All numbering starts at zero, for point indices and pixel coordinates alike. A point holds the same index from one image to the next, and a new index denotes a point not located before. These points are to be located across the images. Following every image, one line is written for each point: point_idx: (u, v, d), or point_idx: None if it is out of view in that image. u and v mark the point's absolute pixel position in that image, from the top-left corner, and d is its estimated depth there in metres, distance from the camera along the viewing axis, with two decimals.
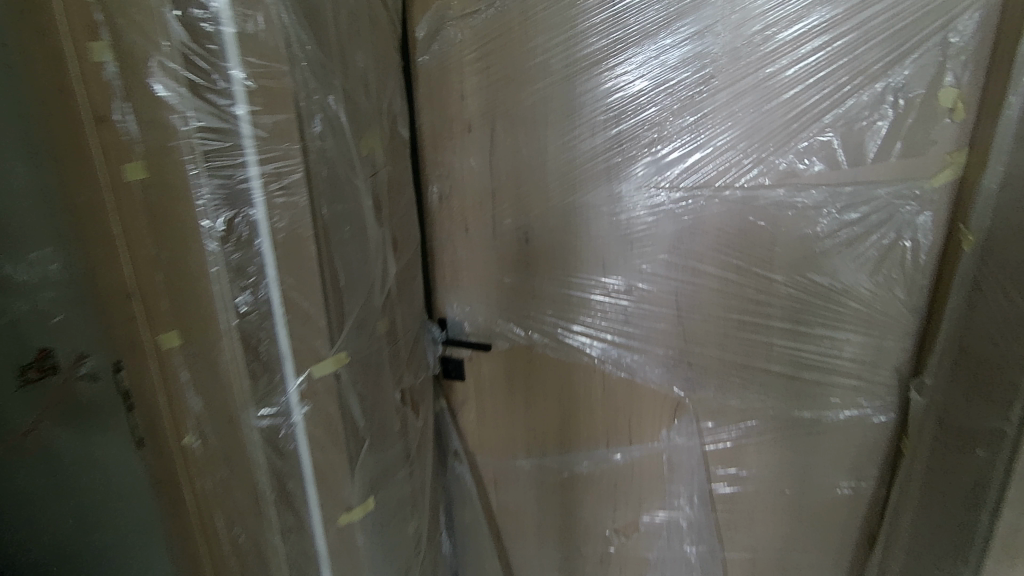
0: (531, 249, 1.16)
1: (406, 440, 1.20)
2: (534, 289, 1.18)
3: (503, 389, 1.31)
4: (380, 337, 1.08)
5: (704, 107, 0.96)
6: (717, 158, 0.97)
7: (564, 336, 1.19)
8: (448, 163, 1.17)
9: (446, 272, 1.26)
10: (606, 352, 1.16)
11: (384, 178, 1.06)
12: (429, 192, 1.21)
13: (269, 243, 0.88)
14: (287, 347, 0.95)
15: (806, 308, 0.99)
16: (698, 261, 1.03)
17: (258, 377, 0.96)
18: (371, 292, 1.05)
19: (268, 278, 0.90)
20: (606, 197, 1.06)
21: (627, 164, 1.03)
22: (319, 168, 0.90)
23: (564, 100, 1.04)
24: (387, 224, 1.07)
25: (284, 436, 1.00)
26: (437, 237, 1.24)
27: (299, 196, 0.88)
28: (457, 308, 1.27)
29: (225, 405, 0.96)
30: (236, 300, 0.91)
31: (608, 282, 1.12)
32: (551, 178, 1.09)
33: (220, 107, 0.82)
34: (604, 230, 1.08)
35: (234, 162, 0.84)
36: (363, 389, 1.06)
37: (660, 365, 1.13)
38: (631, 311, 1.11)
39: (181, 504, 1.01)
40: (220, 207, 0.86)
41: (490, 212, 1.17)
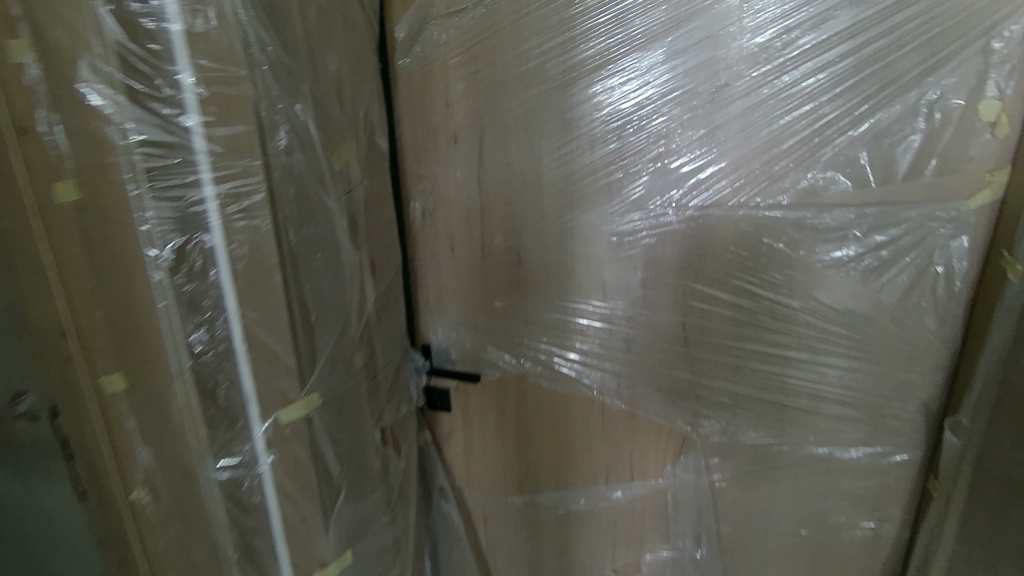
0: (524, 272, 1.06)
1: (388, 483, 1.09)
2: (527, 314, 1.08)
3: (493, 422, 1.21)
4: (357, 373, 0.97)
5: (717, 117, 0.87)
6: (731, 174, 0.89)
7: (561, 366, 1.09)
8: (431, 176, 1.07)
9: (430, 296, 1.15)
10: (606, 382, 1.07)
11: (361, 195, 0.95)
12: (410, 208, 1.10)
13: (228, 273, 0.77)
14: (250, 390, 0.83)
15: (824, 338, 0.92)
16: (707, 287, 0.95)
17: (216, 426, 0.84)
18: (349, 323, 0.93)
19: (228, 312, 0.79)
20: (607, 216, 0.97)
21: (630, 180, 0.94)
22: (285, 186, 0.78)
23: (561, 109, 0.95)
24: (364, 247, 0.96)
25: (248, 488, 0.88)
26: (419, 257, 1.13)
27: (262, 219, 0.76)
28: (442, 335, 1.17)
29: (182, 456, 0.84)
30: (189, 338, 0.79)
31: (608, 308, 1.02)
32: (546, 194, 1.00)
33: (164, 117, 0.70)
34: (604, 252, 0.99)
35: (184, 181, 0.72)
36: (338, 432, 0.95)
37: (665, 398, 1.04)
38: (634, 338, 1.02)
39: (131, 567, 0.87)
40: (168, 234, 0.74)
41: (478, 231, 1.07)
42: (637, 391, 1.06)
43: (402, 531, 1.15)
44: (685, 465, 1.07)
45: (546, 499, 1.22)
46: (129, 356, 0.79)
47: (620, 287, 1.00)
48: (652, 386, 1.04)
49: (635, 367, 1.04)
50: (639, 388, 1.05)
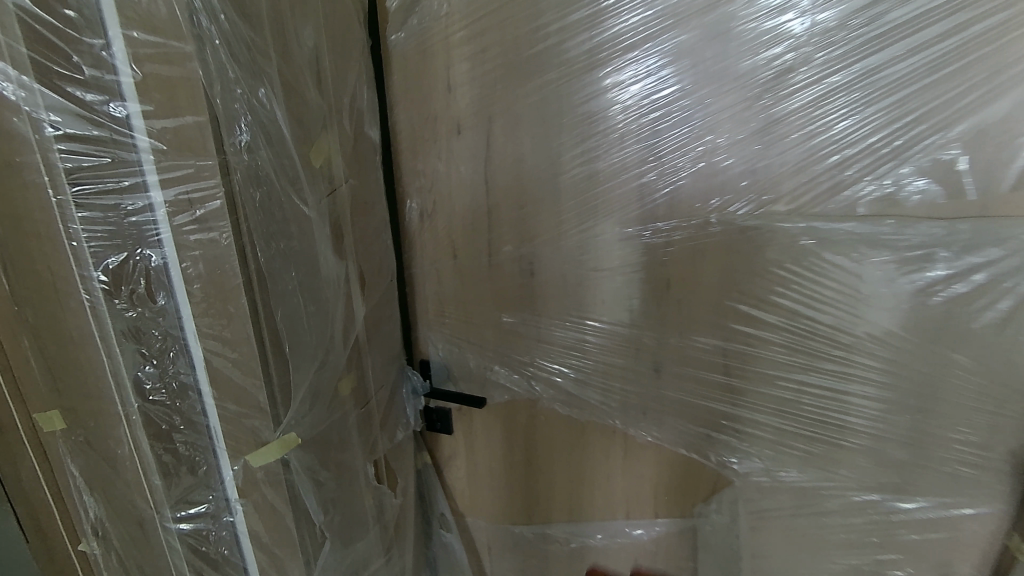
0: (537, 284, 0.92)
1: (382, 521, 0.96)
2: (539, 333, 0.95)
3: (500, 448, 1.08)
4: (344, 402, 0.84)
5: (776, 108, 0.73)
6: (791, 176, 0.75)
7: (579, 391, 0.96)
8: (430, 173, 0.92)
9: (429, 307, 1.01)
10: (630, 411, 0.94)
11: (346, 196, 0.80)
12: (406, 209, 0.96)
13: (182, 297, 0.62)
14: (214, 435, 0.69)
15: (892, 371, 0.78)
16: (751, 309, 0.82)
17: (173, 473, 0.70)
18: (334, 349, 0.79)
19: (184, 344, 0.64)
20: (638, 223, 0.83)
21: (666, 182, 0.80)
22: (249, 190, 0.63)
23: (584, 96, 0.80)
24: (351, 256, 0.82)
25: (215, 541, 0.75)
26: (417, 265, 0.99)
27: (221, 232, 0.61)
28: (442, 351, 1.03)
29: (132, 506, 0.72)
30: (137, 373, 0.65)
31: (635, 328, 0.89)
32: (565, 196, 0.85)
33: (88, 105, 0.55)
34: (632, 264, 0.85)
35: (120, 185, 0.58)
36: (322, 475, 0.80)
37: (695, 429, 0.91)
38: (662, 363, 0.89)
39: None
40: (99, 250, 0.60)
41: (484, 237, 0.93)
42: (664, 421, 0.93)
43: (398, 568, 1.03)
44: (718, 504, 0.94)
45: (558, 532, 1.09)
46: (65, 393, 0.67)
47: (649, 304, 0.87)
48: (683, 417, 0.91)
49: (663, 394, 0.91)
50: (665, 418, 0.92)
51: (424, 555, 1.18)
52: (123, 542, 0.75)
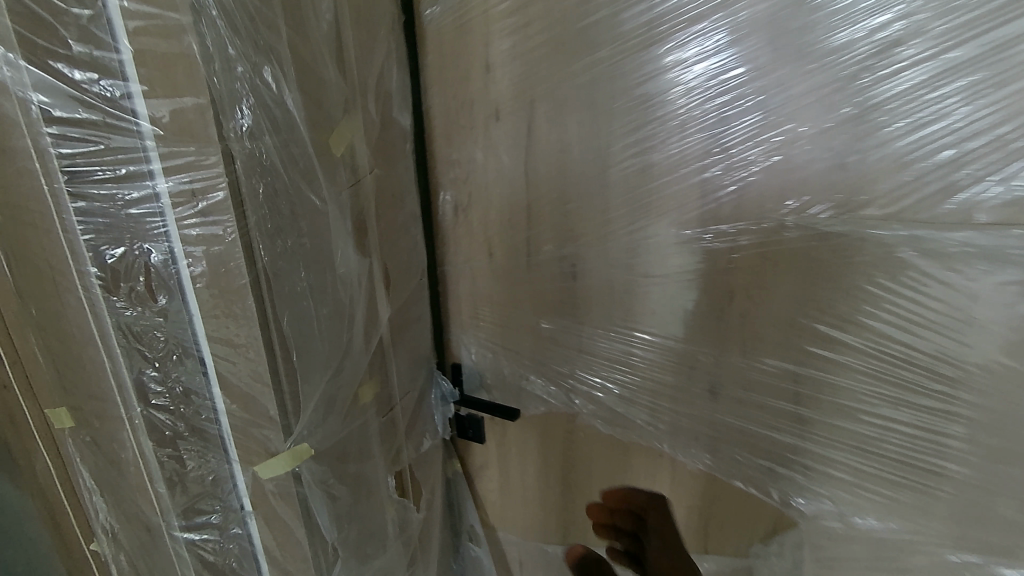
0: (580, 289, 0.83)
1: (404, 535, 0.90)
2: (580, 342, 0.85)
3: (534, 463, 0.99)
4: (363, 411, 0.77)
5: (875, 90, 0.60)
6: (889, 173, 0.62)
7: (622, 408, 0.86)
8: (466, 163, 0.84)
9: (462, 308, 0.94)
10: (680, 434, 0.84)
11: (370, 188, 0.73)
12: (441, 202, 0.88)
13: (185, 298, 0.57)
14: (223, 444, 0.64)
15: (1005, 415, 0.64)
16: (831, 329, 0.70)
17: (179, 482, 0.66)
18: (351, 356, 0.72)
19: (192, 347, 0.59)
20: (697, 225, 0.72)
21: (733, 178, 0.68)
22: (260, 182, 0.57)
23: (640, 77, 0.70)
24: (375, 253, 0.75)
25: (225, 551, 0.71)
26: (450, 262, 0.92)
27: (224, 225, 0.55)
28: (475, 355, 0.96)
29: (139, 511, 0.68)
30: (141, 375, 0.60)
31: (688, 344, 0.78)
32: (614, 191, 0.76)
33: (77, 84, 0.50)
34: (689, 271, 0.75)
35: (115, 172, 0.53)
36: (337, 488, 0.74)
37: (753, 460, 0.80)
38: (718, 385, 0.79)
39: None
40: (97, 243, 0.55)
41: (522, 235, 0.84)
42: (718, 449, 0.82)
43: None
44: (779, 547, 0.83)
45: None
46: (72, 392, 0.64)
47: (707, 318, 0.76)
48: (741, 446, 0.80)
49: (718, 419, 0.80)
50: (719, 446, 0.82)
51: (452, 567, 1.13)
52: (132, 546, 0.72)
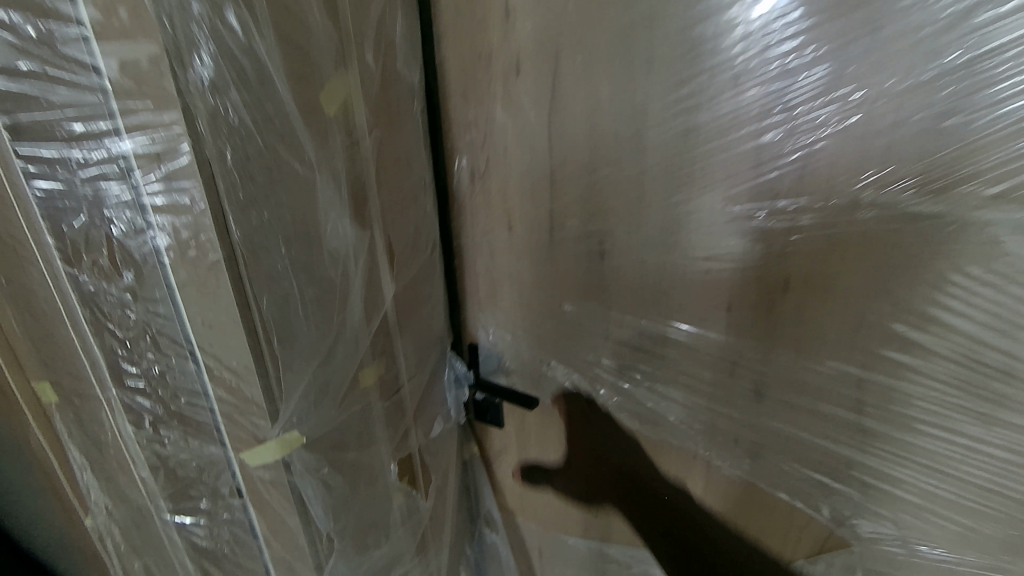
0: (608, 271, 0.73)
1: (414, 522, 0.85)
2: (608, 329, 0.76)
3: (555, 458, 0.91)
4: (363, 396, 0.71)
5: (993, 30, 0.47)
6: (1004, 139, 0.49)
7: (653, 403, 0.77)
8: (484, 124, 0.74)
9: (480, 285, 0.86)
10: (717, 437, 0.74)
11: (370, 152, 0.65)
12: (457, 167, 0.79)
13: (155, 274, 0.52)
14: (208, 432, 0.60)
15: None
16: (909, 331, 0.58)
17: (163, 467, 0.62)
18: (347, 339, 0.65)
19: (167, 329, 0.54)
20: (749, 201, 0.61)
21: (797, 144, 0.56)
22: (231, 142, 0.48)
23: (688, 18, 0.57)
24: (376, 226, 0.67)
25: (217, 535, 0.67)
26: (468, 235, 0.83)
27: (191, 193, 0.48)
28: (493, 337, 0.88)
29: (129, 491, 0.65)
30: (114, 353, 0.56)
31: (732, 338, 0.68)
32: (650, 160, 0.65)
33: (14, 30, 0.45)
34: (736, 255, 0.64)
35: (66, 130, 0.48)
36: (332, 476, 0.68)
37: (801, 472, 0.70)
38: (765, 386, 0.68)
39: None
40: (53, 211, 0.51)
41: (545, 207, 0.74)
42: (761, 455, 0.72)
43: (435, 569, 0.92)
44: (827, 566, 0.73)
45: (620, 555, 0.93)
46: (54, 367, 0.60)
47: (755, 309, 0.65)
48: (788, 455, 0.70)
49: (763, 424, 0.70)
50: (762, 453, 0.72)
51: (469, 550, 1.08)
52: (127, 524, 0.69)
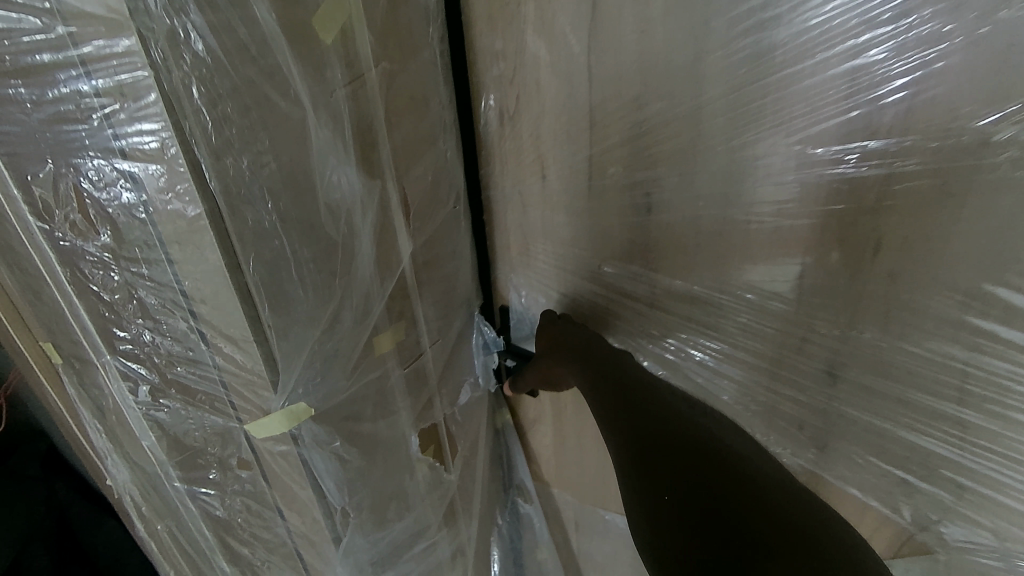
0: (656, 227, 0.62)
1: (440, 493, 0.80)
2: (655, 294, 0.66)
3: (591, 433, 0.83)
4: (379, 364, 0.65)
5: None
6: None
7: (705, 378, 0.68)
8: (513, 55, 0.64)
9: (512, 241, 0.77)
10: (779, 421, 0.64)
11: (377, 89, 0.56)
12: (484, 106, 0.69)
13: (133, 230, 0.47)
14: (207, 402, 0.56)
15: None
16: None
17: (166, 435, 0.59)
18: (356, 303, 0.58)
19: (153, 292, 0.50)
20: (837, 141, 0.49)
21: (908, 63, 0.44)
22: (197, 73, 0.40)
23: None
24: (388, 175, 0.59)
25: (229, 505, 0.64)
26: (497, 186, 0.74)
27: (161, 135, 0.41)
28: (526, 299, 0.80)
29: (137, 456, 0.63)
30: (104, 316, 0.52)
31: (804, 309, 0.57)
32: (711, 91, 0.53)
33: None
34: (815, 209, 0.52)
35: (20, 64, 0.41)
36: (347, 450, 0.63)
37: (878, 466, 0.60)
38: (841, 366, 0.57)
39: (140, 533, 0.77)
40: (16, 157, 0.45)
41: (583, 152, 0.64)
42: (829, 444, 0.62)
43: (466, 540, 0.88)
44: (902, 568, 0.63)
45: None
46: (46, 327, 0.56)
47: (835, 276, 0.53)
48: (863, 445, 0.60)
49: (836, 410, 0.60)
50: (831, 441, 0.62)
51: (497, 532, 0.99)
52: (142, 489, 0.67)
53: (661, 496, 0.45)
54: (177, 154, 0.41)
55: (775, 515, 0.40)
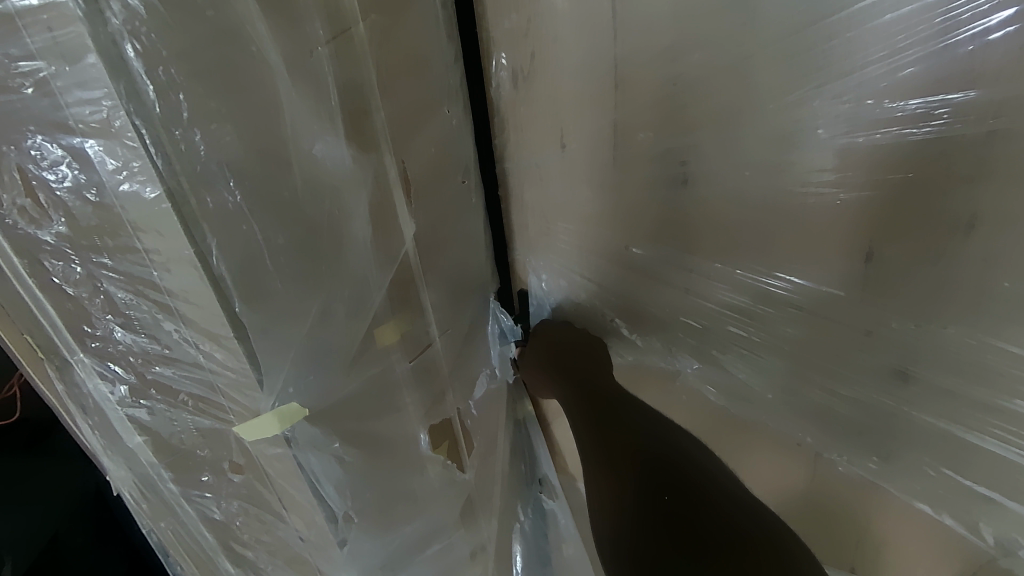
0: (692, 204, 0.54)
1: (454, 491, 0.75)
2: (691, 280, 0.58)
3: None
4: (382, 358, 0.59)
5: None
6: None
7: (746, 375, 0.59)
8: (525, 4, 0.55)
9: (530, 220, 0.70)
10: (833, 426, 0.55)
11: (367, 47, 0.49)
12: (495, 67, 0.61)
13: (91, 217, 0.42)
14: (191, 403, 0.51)
15: None
16: None
17: (152, 437, 0.54)
18: (347, 292, 0.52)
19: (120, 285, 0.45)
20: (925, 91, 0.39)
21: None
22: (130, 26, 0.34)
23: None
24: (384, 147, 0.53)
25: (226, 507, 0.60)
26: (513, 157, 0.67)
27: (105, 105, 0.35)
28: (547, 283, 0.73)
29: (128, 457, 0.59)
30: (71, 312, 0.47)
31: (871, 299, 0.47)
32: (763, 36, 0.43)
33: None
34: (890, 179, 0.42)
35: None
36: (346, 451, 0.58)
37: (952, 479, 0.51)
38: (915, 366, 0.48)
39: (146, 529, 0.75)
40: None
41: (607, 117, 0.56)
42: (893, 454, 0.53)
43: (485, 538, 0.83)
44: None
45: None
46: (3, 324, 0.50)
47: (913, 260, 0.44)
48: (936, 456, 0.51)
49: (905, 416, 0.50)
50: (896, 450, 0.53)
51: (522, 535, 0.93)
52: (140, 490, 0.63)
53: (661, 496, 0.49)
54: (130, 121, 0.36)
55: (738, 545, 0.43)
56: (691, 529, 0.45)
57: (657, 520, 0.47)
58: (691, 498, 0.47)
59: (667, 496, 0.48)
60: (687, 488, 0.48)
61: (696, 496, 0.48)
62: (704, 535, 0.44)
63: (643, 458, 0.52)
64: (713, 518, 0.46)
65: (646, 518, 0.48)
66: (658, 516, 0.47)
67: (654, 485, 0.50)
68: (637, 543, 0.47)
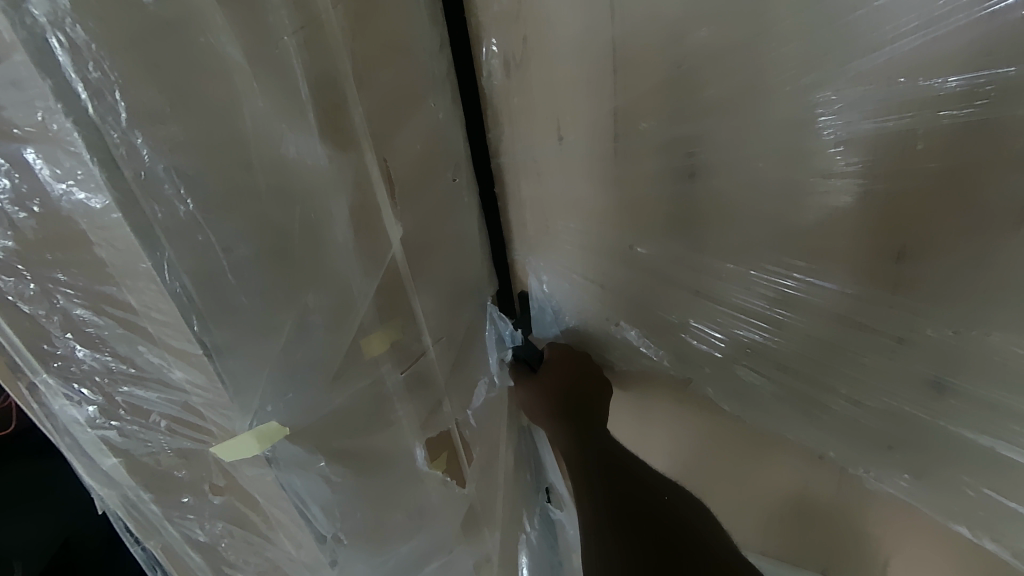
0: (701, 198, 0.49)
1: (455, 504, 0.71)
2: (699, 281, 0.53)
3: (627, 437, 0.74)
4: (371, 371, 0.55)
5: None
6: None
7: (764, 383, 0.54)
8: None
9: (527, 218, 0.65)
10: (859, 438, 0.51)
11: (339, 36, 0.44)
12: (485, 54, 0.57)
13: (38, 228, 0.38)
14: (164, 423, 0.48)
15: None
16: None
17: (125, 460, 0.51)
18: (327, 303, 0.48)
19: (77, 302, 0.42)
20: (969, 66, 0.34)
21: None
22: (54, 18, 0.30)
23: None
24: (364, 143, 0.48)
25: (211, 527, 0.57)
26: (508, 151, 0.62)
27: (41, 107, 0.32)
28: (546, 287, 0.68)
29: (104, 483, 0.54)
30: (25, 329, 0.44)
31: (902, 301, 0.42)
32: (776, 10, 0.38)
33: None
34: (924, 169, 0.38)
35: None
36: (335, 470, 0.55)
37: (995, 500, 0.46)
38: (954, 376, 0.43)
39: None
40: None
41: (607, 104, 0.51)
42: (929, 472, 0.48)
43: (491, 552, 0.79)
44: None
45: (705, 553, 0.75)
46: None
47: (950, 258, 0.39)
48: (977, 475, 0.46)
49: (940, 430, 0.46)
50: (930, 466, 0.48)
51: (530, 544, 0.89)
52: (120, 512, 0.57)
53: (662, 496, 0.58)
54: (66, 124, 0.32)
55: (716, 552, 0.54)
56: (689, 532, 0.55)
57: (647, 527, 0.54)
58: (685, 508, 0.58)
59: (660, 501, 0.57)
60: (679, 495, 0.59)
61: (686, 505, 0.58)
62: (698, 538, 0.55)
63: (639, 467, 0.61)
64: (696, 531, 0.56)
65: (650, 514, 0.56)
66: (661, 515, 0.56)
67: (645, 493, 0.58)
68: (628, 539, 0.53)
